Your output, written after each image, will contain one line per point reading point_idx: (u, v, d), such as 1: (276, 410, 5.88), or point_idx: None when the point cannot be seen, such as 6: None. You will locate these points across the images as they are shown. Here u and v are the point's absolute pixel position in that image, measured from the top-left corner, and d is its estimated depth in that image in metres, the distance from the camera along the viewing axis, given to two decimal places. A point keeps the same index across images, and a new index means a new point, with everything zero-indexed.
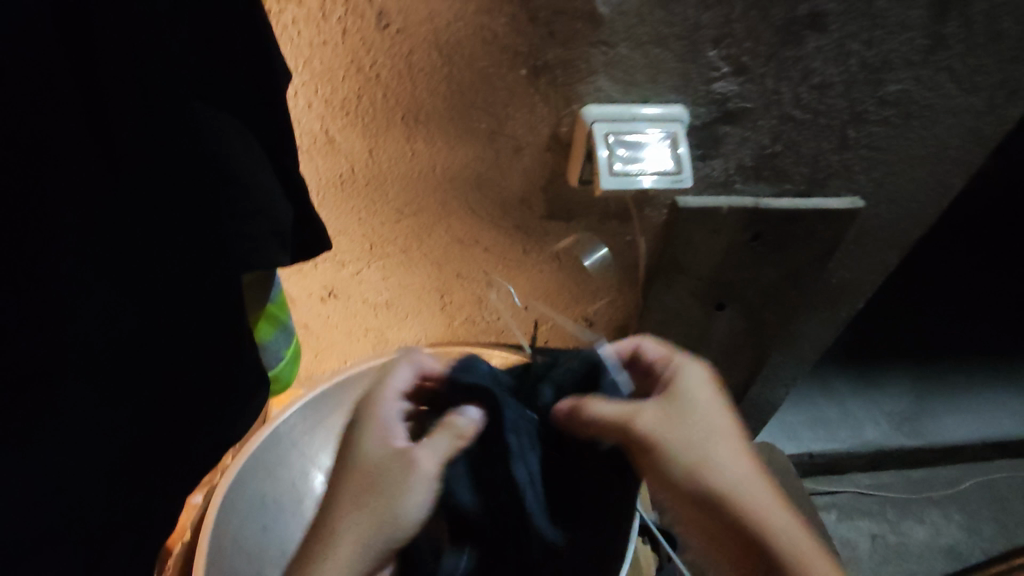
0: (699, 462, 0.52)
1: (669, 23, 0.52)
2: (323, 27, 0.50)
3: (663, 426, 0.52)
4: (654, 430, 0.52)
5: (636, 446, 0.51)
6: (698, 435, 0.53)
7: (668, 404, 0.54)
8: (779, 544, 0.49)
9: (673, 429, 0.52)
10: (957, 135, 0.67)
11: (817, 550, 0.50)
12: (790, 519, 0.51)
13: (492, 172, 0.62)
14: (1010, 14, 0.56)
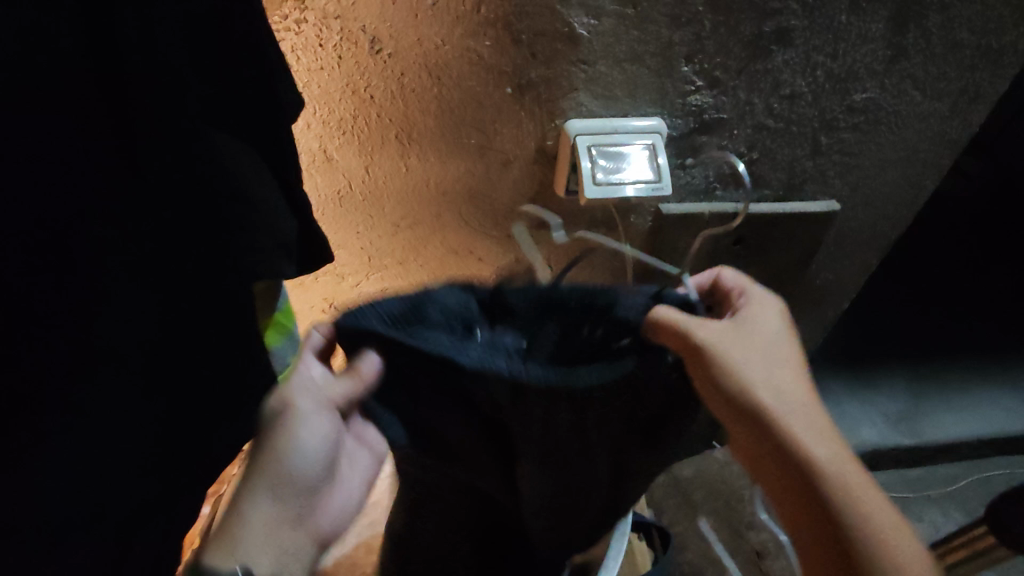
0: (764, 390, 0.46)
1: (644, 41, 0.55)
2: (320, 53, 0.54)
3: (730, 345, 0.46)
4: (721, 346, 0.46)
5: (700, 362, 0.45)
6: (763, 356, 0.47)
7: (740, 328, 0.48)
8: (838, 493, 0.43)
9: (740, 350, 0.46)
10: (926, 139, 0.70)
11: (887, 509, 0.43)
12: (860, 476, 0.44)
13: (482, 184, 0.65)
14: (964, 25, 0.60)
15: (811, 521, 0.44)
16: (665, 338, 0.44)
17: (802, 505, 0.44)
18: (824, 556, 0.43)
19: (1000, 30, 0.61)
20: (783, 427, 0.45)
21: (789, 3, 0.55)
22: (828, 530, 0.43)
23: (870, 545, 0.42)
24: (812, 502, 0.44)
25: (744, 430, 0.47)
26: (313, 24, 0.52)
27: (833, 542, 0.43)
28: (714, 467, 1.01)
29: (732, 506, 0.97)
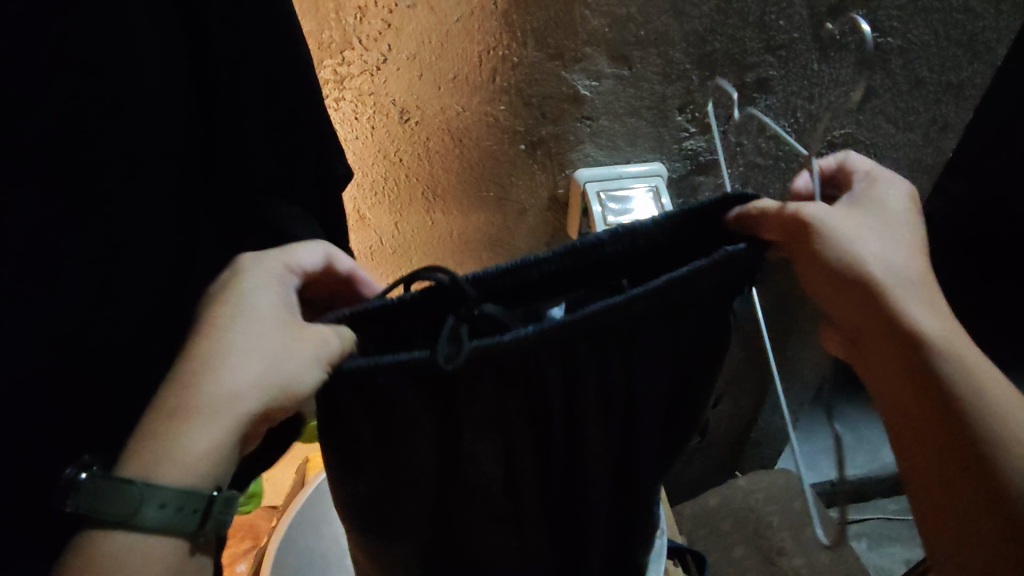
0: (884, 265, 0.43)
1: (640, 97, 0.62)
2: (355, 125, 0.61)
3: (846, 224, 0.45)
4: (834, 225, 0.44)
5: (807, 244, 0.44)
6: (880, 232, 0.45)
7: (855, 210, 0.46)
8: (962, 375, 0.41)
9: (855, 233, 0.44)
10: (903, 165, 0.77)
11: (1010, 392, 0.41)
12: (979, 357, 0.42)
13: (502, 232, 0.71)
14: (924, 65, 0.67)
15: (931, 405, 0.42)
16: (776, 227, 0.44)
17: (924, 392, 0.42)
18: (935, 440, 0.42)
19: (958, 67, 0.68)
20: (899, 310, 0.43)
21: (765, 57, 0.62)
22: (943, 416, 0.41)
23: (990, 424, 0.40)
24: (931, 385, 0.42)
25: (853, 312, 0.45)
26: (350, 100, 0.59)
27: (956, 428, 0.41)
28: (740, 494, 1.02)
29: (761, 533, 0.98)
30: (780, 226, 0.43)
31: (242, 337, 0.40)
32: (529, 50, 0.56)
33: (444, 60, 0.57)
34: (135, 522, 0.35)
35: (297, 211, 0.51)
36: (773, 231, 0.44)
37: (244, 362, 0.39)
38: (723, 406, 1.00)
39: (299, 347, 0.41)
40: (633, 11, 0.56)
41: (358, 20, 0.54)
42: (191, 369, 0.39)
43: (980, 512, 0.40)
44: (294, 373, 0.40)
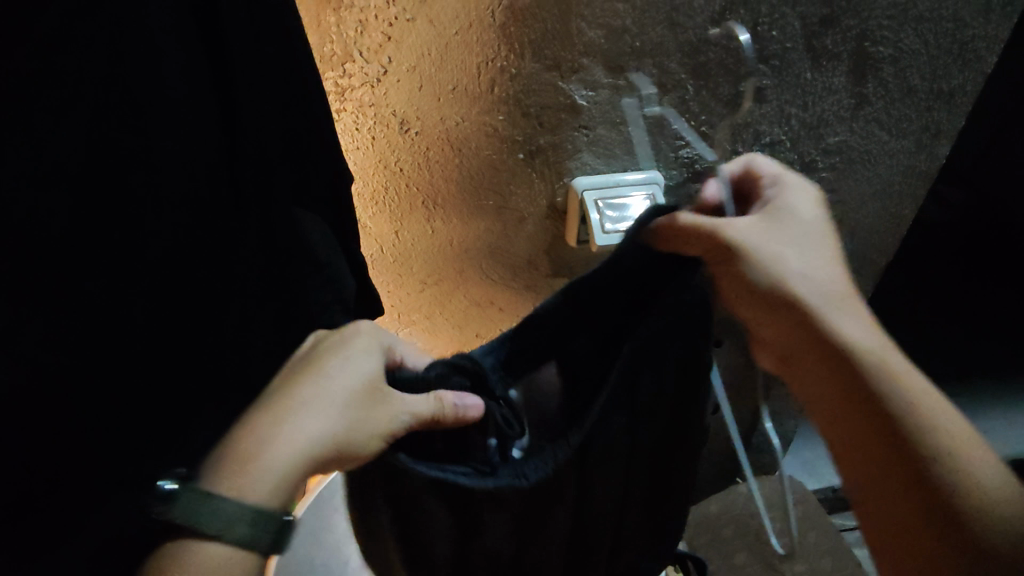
0: (798, 277, 0.48)
1: (637, 106, 0.63)
2: (356, 136, 0.62)
3: (760, 237, 0.49)
4: (750, 240, 0.49)
5: (729, 260, 0.48)
6: (790, 241, 0.49)
7: (768, 219, 0.50)
8: (881, 374, 0.45)
9: (768, 244, 0.49)
10: (898, 172, 0.78)
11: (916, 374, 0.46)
12: (889, 350, 0.47)
13: (501, 241, 0.72)
14: (916, 73, 0.68)
15: (859, 408, 0.46)
16: (698, 244, 0.48)
17: (850, 395, 0.46)
18: (865, 429, 0.45)
19: (949, 75, 0.69)
20: (817, 315, 0.47)
21: (759, 66, 0.63)
22: (875, 415, 0.45)
23: (906, 410, 0.45)
24: (848, 378, 0.46)
25: (774, 319, 0.50)
26: (351, 112, 0.60)
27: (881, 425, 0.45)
28: (741, 500, 1.03)
29: (763, 539, 0.98)
30: (703, 246, 0.48)
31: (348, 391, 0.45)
32: (528, 61, 0.58)
33: (443, 72, 0.58)
34: (220, 534, 0.39)
35: (309, 218, 0.50)
36: (695, 250, 0.48)
37: (332, 414, 0.44)
38: (723, 412, 1.00)
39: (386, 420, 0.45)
40: (628, 22, 0.57)
41: (360, 33, 0.55)
42: (297, 401, 0.44)
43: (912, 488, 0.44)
44: (369, 442, 0.44)
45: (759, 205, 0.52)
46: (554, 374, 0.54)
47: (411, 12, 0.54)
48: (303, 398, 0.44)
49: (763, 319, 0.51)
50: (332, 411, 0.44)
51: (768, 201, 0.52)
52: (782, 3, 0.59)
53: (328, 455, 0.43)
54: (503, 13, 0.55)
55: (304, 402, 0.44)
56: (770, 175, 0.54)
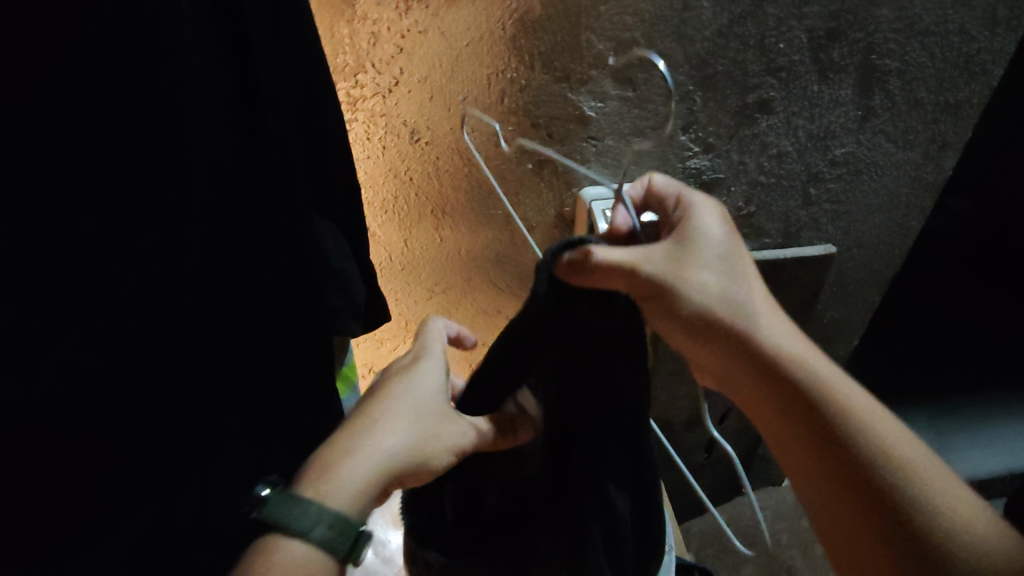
0: (718, 307, 0.48)
1: (645, 118, 0.63)
2: (367, 145, 0.62)
3: (672, 265, 0.48)
4: (662, 272, 0.47)
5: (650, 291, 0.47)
6: (701, 269, 0.48)
7: (677, 244, 0.48)
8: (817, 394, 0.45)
9: (683, 267, 0.48)
10: (904, 183, 0.78)
11: (852, 392, 0.45)
12: (815, 372, 0.46)
13: (509, 249, 0.72)
14: (922, 86, 0.69)
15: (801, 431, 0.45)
16: (606, 276, 0.45)
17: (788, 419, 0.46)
18: (809, 454, 0.45)
19: (955, 87, 0.70)
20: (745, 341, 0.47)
21: (766, 79, 0.64)
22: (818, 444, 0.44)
23: (837, 421, 0.44)
24: (789, 406, 0.46)
25: (705, 347, 0.49)
26: (362, 121, 0.61)
27: (819, 451, 0.44)
28: (748, 512, 1.02)
29: (770, 551, 0.97)
30: (616, 278, 0.45)
31: (424, 407, 0.48)
32: (537, 72, 0.58)
33: (454, 83, 0.59)
34: (296, 533, 0.39)
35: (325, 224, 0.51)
36: (610, 280, 0.45)
37: (405, 421, 0.46)
38: (730, 422, 1.00)
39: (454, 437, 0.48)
40: (636, 35, 0.58)
41: (372, 44, 0.56)
42: (381, 412, 0.46)
43: (870, 508, 0.42)
44: (440, 457, 0.47)
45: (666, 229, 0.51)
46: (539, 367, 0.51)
47: (423, 24, 0.55)
48: (376, 404, 0.47)
49: (692, 350, 0.50)
50: (408, 420, 0.46)
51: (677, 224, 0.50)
52: (790, 16, 0.60)
53: (409, 461, 0.45)
54: (514, 25, 0.55)
55: (377, 407, 0.47)
56: (676, 194, 0.51)
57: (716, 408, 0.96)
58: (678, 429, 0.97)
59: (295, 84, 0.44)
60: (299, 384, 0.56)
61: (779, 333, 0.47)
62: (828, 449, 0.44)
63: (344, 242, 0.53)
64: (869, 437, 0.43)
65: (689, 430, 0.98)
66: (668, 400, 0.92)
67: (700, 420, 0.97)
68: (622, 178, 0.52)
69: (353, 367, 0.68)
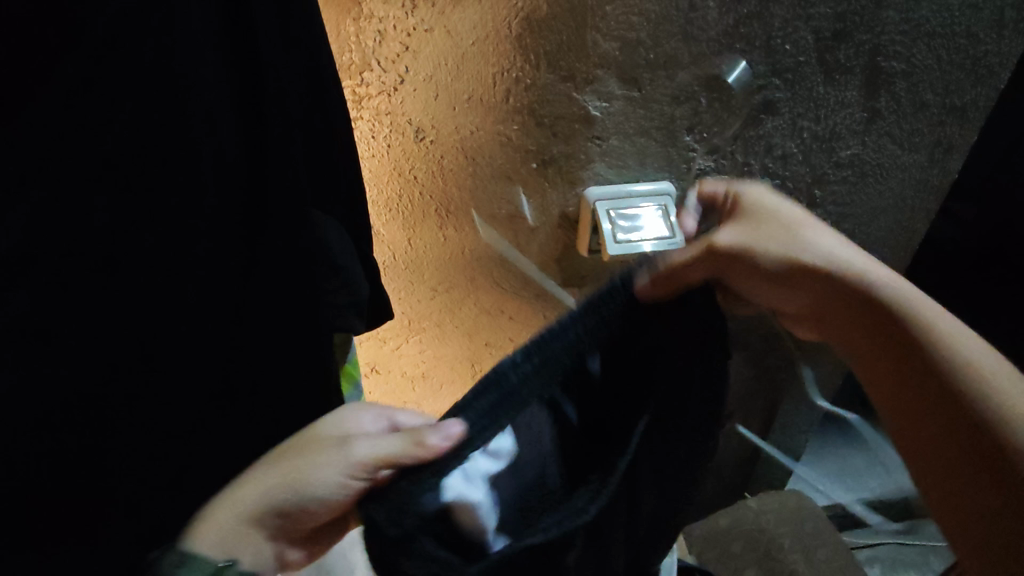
0: (801, 257, 0.53)
1: (650, 118, 0.64)
2: (372, 144, 0.62)
3: (750, 235, 0.53)
4: (744, 242, 0.53)
5: (727, 266, 0.52)
6: (774, 233, 0.54)
7: (748, 221, 0.55)
8: (906, 320, 0.48)
9: (755, 236, 0.53)
10: (910, 186, 0.77)
11: (937, 315, 0.48)
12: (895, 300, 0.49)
13: (513, 249, 0.72)
14: (928, 88, 0.69)
15: (900, 359, 0.48)
16: (690, 268, 0.48)
17: (876, 347, 0.50)
18: (902, 374, 0.48)
19: (961, 90, 0.70)
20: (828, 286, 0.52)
21: (772, 80, 0.64)
22: (906, 364, 0.47)
23: (922, 337, 0.47)
24: (877, 332, 0.49)
25: (791, 293, 0.54)
26: (368, 119, 0.60)
27: (914, 374, 0.47)
28: (750, 515, 1.01)
29: (772, 555, 0.96)
30: (701, 265, 0.49)
31: (314, 448, 0.47)
32: (542, 72, 0.58)
33: (459, 82, 0.59)
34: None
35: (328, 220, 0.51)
36: (695, 271, 0.48)
37: (291, 462, 0.47)
38: (732, 425, 1.00)
39: (360, 449, 0.44)
40: (642, 35, 0.58)
41: (378, 42, 0.56)
42: (263, 461, 0.48)
43: (953, 432, 0.44)
44: (327, 486, 0.45)
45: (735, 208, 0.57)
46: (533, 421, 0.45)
47: (429, 23, 0.55)
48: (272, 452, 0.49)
49: (782, 299, 0.55)
50: (293, 459, 0.47)
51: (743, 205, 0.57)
52: (796, 18, 0.60)
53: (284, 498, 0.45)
54: (520, 24, 0.56)
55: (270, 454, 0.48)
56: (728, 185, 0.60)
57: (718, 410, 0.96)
58: None
59: (301, 80, 0.43)
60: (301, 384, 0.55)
61: (854, 276, 0.51)
62: (912, 375, 0.47)
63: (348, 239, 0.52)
64: (938, 352, 0.46)
65: None
66: None
67: None
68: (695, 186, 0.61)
69: (356, 365, 0.67)
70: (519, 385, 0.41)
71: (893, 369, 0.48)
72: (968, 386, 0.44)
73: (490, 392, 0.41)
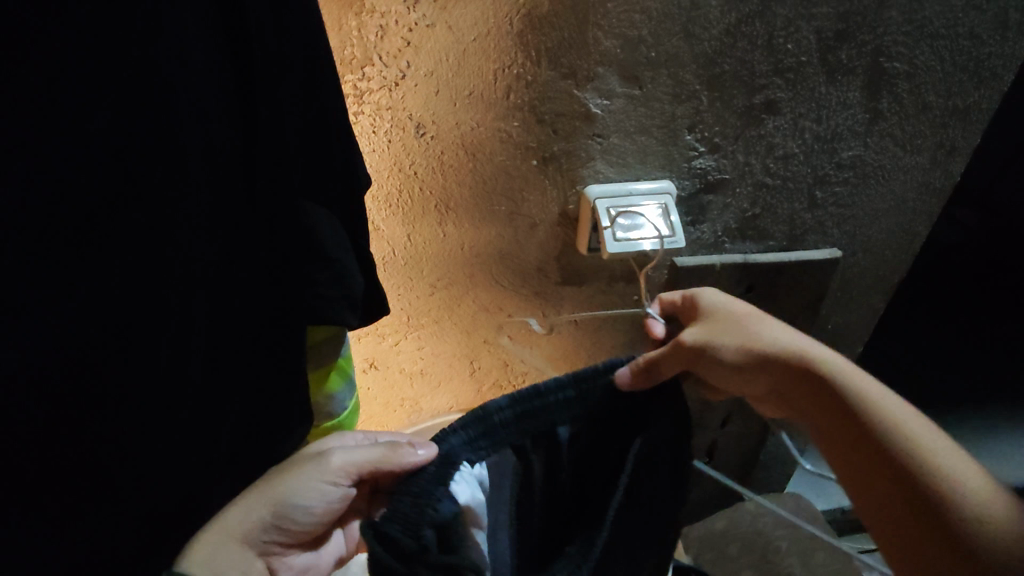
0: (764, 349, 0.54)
1: (651, 116, 0.64)
2: (372, 139, 0.62)
3: (712, 335, 0.55)
4: (708, 344, 0.55)
5: (691, 362, 0.54)
6: (735, 330, 0.55)
7: (709, 322, 0.57)
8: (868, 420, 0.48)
9: (716, 336, 0.55)
10: (912, 188, 0.77)
11: (897, 411, 0.48)
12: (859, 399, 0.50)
13: (512, 246, 0.72)
14: (931, 90, 0.68)
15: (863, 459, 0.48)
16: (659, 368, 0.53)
17: (852, 446, 0.49)
18: (877, 475, 0.47)
19: (964, 92, 0.69)
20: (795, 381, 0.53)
21: (774, 79, 0.64)
22: (880, 463, 0.47)
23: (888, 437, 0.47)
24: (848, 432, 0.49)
25: (758, 384, 0.55)
26: (368, 114, 0.60)
27: (887, 478, 0.46)
28: (747, 518, 1.01)
29: (769, 558, 0.95)
30: (671, 365, 0.53)
31: (294, 467, 0.57)
32: (543, 69, 0.58)
33: (460, 78, 0.59)
34: None
35: None
36: (666, 368, 0.53)
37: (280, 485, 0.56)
38: (731, 427, 0.99)
39: (343, 460, 0.57)
40: (644, 33, 0.58)
41: (380, 37, 0.56)
42: (244, 492, 0.56)
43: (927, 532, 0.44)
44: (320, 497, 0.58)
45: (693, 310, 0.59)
46: (512, 457, 0.52)
47: (430, 18, 0.55)
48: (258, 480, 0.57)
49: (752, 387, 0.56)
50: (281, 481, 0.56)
51: (698, 304, 0.59)
52: (798, 17, 0.60)
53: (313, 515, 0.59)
54: (521, 20, 0.56)
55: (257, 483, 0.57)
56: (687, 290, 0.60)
57: (716, 412, 0.96)
58: None
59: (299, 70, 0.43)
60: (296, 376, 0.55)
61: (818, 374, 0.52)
62: (880, 479, 0.47)
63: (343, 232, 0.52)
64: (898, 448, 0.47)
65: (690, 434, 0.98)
66: None
67: (701, 423, 0.97)
68: (654, 297, 0.62)
69: (349, 359, 0.67)
70: (498, 426, 0.50)
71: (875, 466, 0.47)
72: (925, 482, 0.45)
73: (476, 425, 0.50)
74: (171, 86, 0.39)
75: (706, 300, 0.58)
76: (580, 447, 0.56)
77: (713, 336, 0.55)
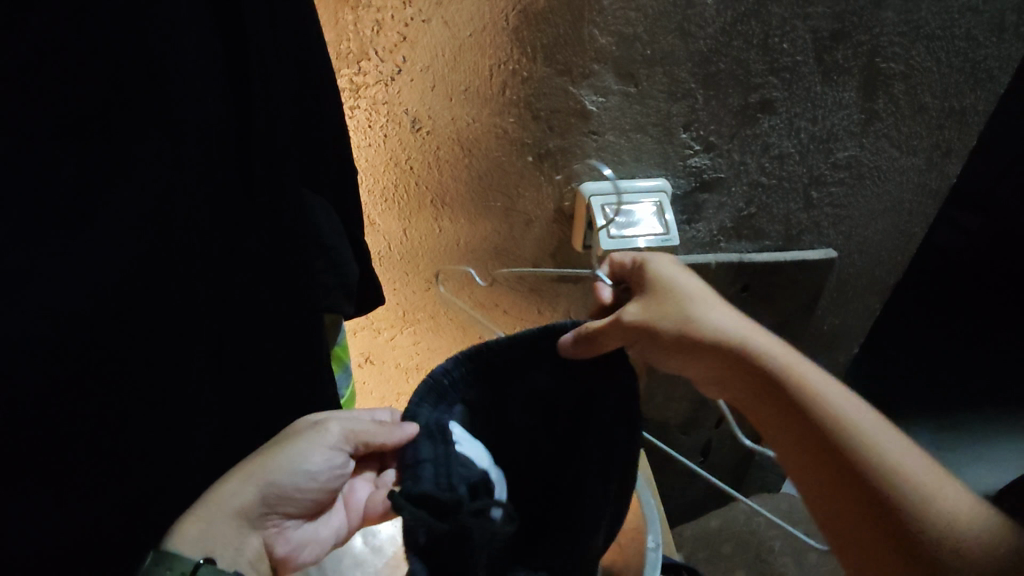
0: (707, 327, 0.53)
1: (646, 114, 0.64)
2: (369, 133, 0.63)
3: (655, 310, 0.54)
4: (652, 320, 0.53)
5: (635, 339, 0.52)
6: (679, 306, 0.54)
7: (653, 295, 0.55)
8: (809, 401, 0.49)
9: (660, 313, 0.53)
10: (908, 189, 0.77)
11: (836, 391, 0.49)
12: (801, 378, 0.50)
13: (508, 242, 0.72)
14: (927, 91, 0.68)
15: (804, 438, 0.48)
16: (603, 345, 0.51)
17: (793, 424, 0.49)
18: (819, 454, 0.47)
19: (960, 94, 0.70)
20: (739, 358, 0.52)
21: (769, 78, 0.64)
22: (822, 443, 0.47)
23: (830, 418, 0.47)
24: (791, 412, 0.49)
25: (701, 363, 0.54)
26: (364, 109, 0.61)
27: (829, 456, 0.47)
28: (741, 518, 1.01)
29: (762, 557, 0.95)
30: (616, 340, 0.51)
31: (287, 440, 0.55)
32: (539, 65, 0.59)
33: (456, 73, 0.59)
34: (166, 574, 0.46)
35: (320, 201, 0.51)
36: (611, 344, 0.51)
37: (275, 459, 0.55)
38: (726, 426, 1.00)
39: (337, 431, 0.57)
40: (639, 30, 0.58)
41: (376, 32, 0.56)
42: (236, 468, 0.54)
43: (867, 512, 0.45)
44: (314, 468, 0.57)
45: (638, 280, 0.57)
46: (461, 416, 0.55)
47: (426, 13, 0.56)
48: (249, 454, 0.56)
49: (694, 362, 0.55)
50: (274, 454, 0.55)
51: (643, 275, 0.56)
52: (794, 16, 0.60)
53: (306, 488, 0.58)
54: (517, 17, 0.56)
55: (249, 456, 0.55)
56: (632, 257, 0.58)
57: (711, 411, 0.96)
58: (674, 431, 0.97)
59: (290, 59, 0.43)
60: (287, 364, 0.55)
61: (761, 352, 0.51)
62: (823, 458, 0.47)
63: (337, 223, 0.53)
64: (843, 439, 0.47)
65: (685, 433, 0.98)
66: (663, 400, 0.92)
67: (696, 422, 0.97)
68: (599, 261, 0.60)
69: (345, 349, 0.68)
70: (448, 388, 0.54)
71: (819, 456, 0.47)
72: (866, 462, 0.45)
73: (423, 387, 0.53)
74: (167, 77, 0.39)
75: (652, 271, 0.56)
76: (532, 413, 0.58)
77: (657, 311, 0.54)
